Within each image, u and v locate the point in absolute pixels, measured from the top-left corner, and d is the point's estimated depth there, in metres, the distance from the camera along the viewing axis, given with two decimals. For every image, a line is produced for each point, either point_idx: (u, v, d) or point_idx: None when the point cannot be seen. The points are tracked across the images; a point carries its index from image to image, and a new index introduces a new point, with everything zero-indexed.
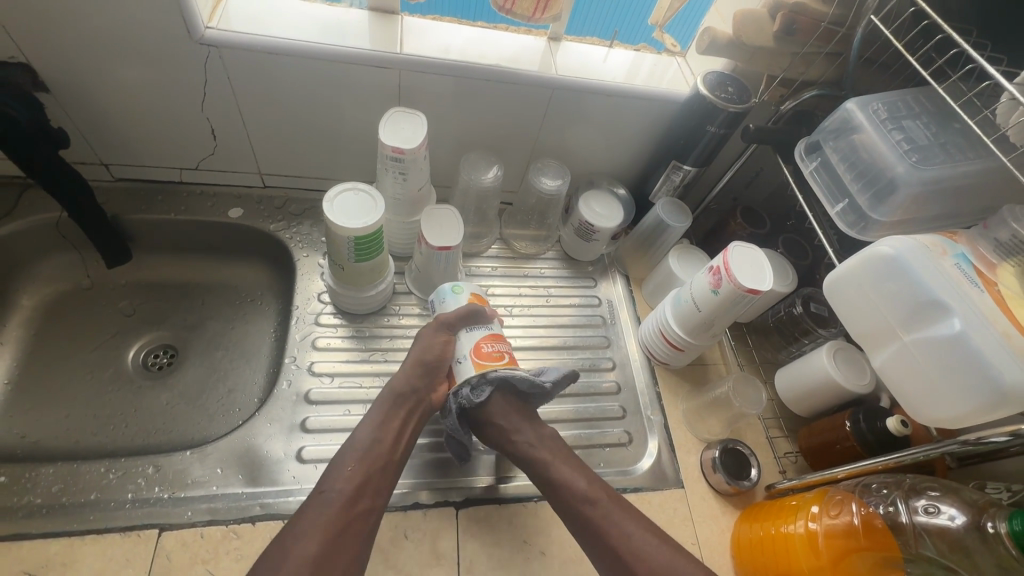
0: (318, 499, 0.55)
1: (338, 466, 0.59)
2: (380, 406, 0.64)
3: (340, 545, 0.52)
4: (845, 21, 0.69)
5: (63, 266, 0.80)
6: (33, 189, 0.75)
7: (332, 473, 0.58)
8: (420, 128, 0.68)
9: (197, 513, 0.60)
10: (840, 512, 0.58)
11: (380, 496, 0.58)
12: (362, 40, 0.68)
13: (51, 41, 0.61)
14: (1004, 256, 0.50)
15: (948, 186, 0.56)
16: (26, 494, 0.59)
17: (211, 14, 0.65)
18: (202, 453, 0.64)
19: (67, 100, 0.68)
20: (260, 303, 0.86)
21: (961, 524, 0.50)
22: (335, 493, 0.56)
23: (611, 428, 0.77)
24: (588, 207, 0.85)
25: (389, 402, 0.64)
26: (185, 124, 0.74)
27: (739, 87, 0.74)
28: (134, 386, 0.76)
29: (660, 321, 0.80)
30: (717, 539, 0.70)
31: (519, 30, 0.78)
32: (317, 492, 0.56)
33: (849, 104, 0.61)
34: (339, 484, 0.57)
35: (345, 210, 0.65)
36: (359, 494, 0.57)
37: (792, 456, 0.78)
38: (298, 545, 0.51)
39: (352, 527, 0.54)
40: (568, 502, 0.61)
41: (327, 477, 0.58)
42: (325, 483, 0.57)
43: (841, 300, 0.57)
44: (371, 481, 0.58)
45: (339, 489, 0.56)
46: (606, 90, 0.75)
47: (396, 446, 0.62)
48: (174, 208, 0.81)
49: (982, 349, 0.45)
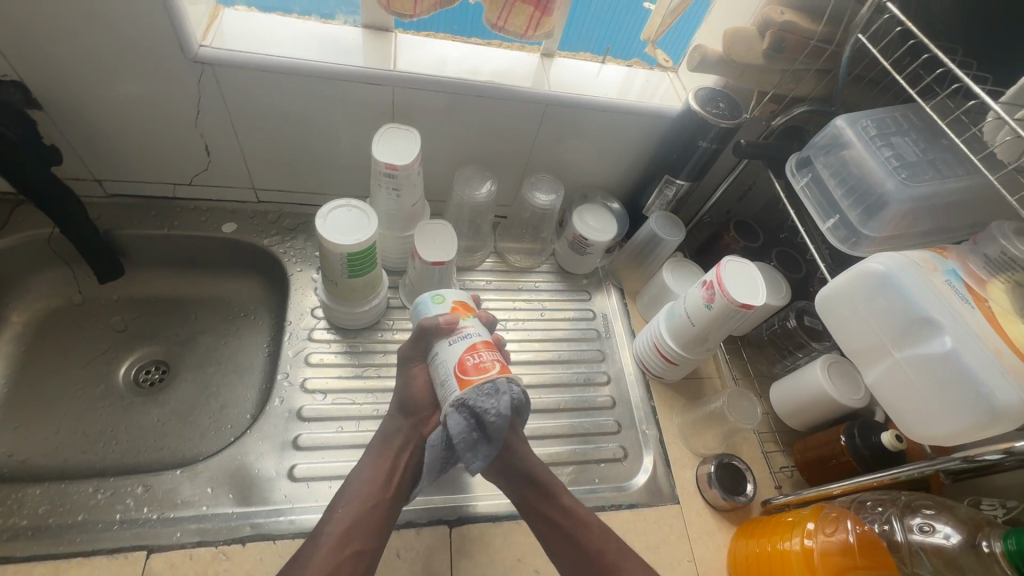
0: (315, 543, 0.56)
1: (334, 509, 0.59)
2: (371, 448, 0.64)
3: None
4: (834, 38, 0.70)
5: (55, 282, 0.79)
6: (25, 206, 0.75)
7: (324, 518, 0.58)
8: (414, 145, 0.68)
9: (186, 534, 0.60)
10: (835, 530, 0.57)
11: (375, 535, 0.57)
12: (355, 58, 0.69)
13: (46, 60, 0.61)
14: (994, 273, 0.51)
15: (937, 202, 0.57)
16: (12, 515, 0.58)
17: (206, 32, 0.65)
18: (193, 472, 0.64)
19: (61, 117, 0.68)
20: (253, 318, 0.86)
21: (957, 543, 0.50)
22: (330, 536, 0.56)
23: (606, 444, 0.77)
24: (581, 220, 0.85)
25: (378, 444, 0.64)
26: (178, 140, 0.74)
27: (731, 103, 0.75)
28: (124, 403, 0.76)
29: (656, 335, 0.80)
30: (713, 557, 0.69)
31: (512, 47, 0.79)
32: (316, 538, 0.56)
33: (838, 121, 0.62)
34: (335, 528, 0.56)
35: (338, 227, 0.65)
36: (352, 535, 0.56)
37: (788, 470, 0.78)
38: None
39: (341, 569, 0.54)
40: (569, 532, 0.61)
41: (324, 521, 0.58)
42: (322, 528, 0.57)
43: (833, 316, 0.57)
44: (364, 522, 0.57)
45: (334, 533, 0.56)
46: (599, 106, 0.76)
47: (391, 485, 0.61)
48: (168, 223, 0.81)
49: (974, 367, 0.45)
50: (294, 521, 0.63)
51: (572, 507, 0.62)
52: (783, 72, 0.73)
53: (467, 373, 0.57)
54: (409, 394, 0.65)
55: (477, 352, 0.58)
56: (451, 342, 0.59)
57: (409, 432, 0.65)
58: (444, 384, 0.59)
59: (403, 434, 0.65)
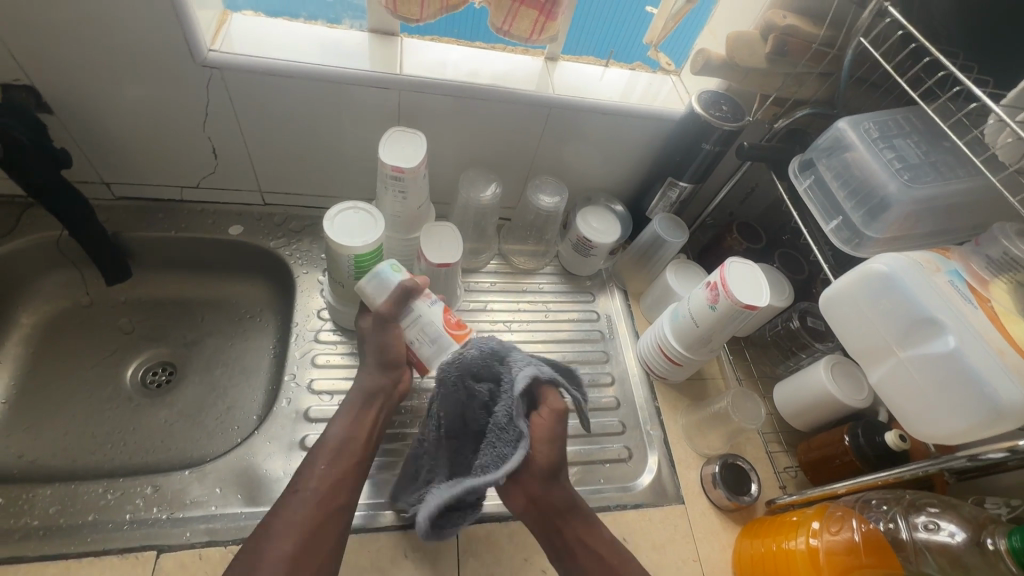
0: (294, 497, 0.54)
1: (313, 462, 0.58)
2: (351, 404, 0.63)
3: (317, 543, 0.52)
4: (836, 42, 0.70)
5: (64, 285, 0.80)
6: (34, 209, 0.76)
7: (306, 472, 0.57)
8: (420, 148, 0.69)
9: (195, 534, 0.60)
10: (840, 529, 0.57)
11: (351, 491, 0.57)
12: (362, 61, 0.70)
13: (57, 64, 0.62)
14: (997, 273, 0.51)
15: (940, 204, 0.57)
16: (23, 516, 0.58)
17: (215, 37, 0.66)
18: (201, 473, 0.64)
19: (71, 121, 0.69)
20: (259, 320, 0.86)
21: (961, 541, 0.50)
22: (312, 490, 0.55)
23: (611, 444, 0.77)
24: (586, 222, 0.85)
25: (359, 402, 0.63)
26: (186, 144, 0.74)
27: (734, 106, 0.75)
28: (131, 404, 0.76)
29: (660, 336, 0.80)
30: (719, 557, 0.70)
31: (516, 50, 0.79)
32: (293, 491, 0.55)
33: (841, 124, 0.62)
34: (315, 481, 0.56)
35: (345, 229, 0.66)
36: (333, 489, 0.56)
37: (792, 471, 0.78)
38: (272, 544, 0.50)
39: (328, 523, 0.53)
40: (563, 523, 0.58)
41: (301, 475, 0.57)
42: (300, 482, 0.56)
43: (837, 316, 0.58)
44: (342, 478, 0.57)
45: (315, 486, 0.55)
46: (603, 109, 0.77)
47: (368, 442, 0.61)
48: (175, 226, 0.82)
49: (977, 366, 0.46)
50: None
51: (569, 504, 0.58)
52: (785, 76, 0.73)
53: (454, 328, 0.65)
54: (385, 350, 0.65)
55: (451, 313, 0.67)
56: (427, 303, 0.65)
57: (387, 391, 0.65)
58: (433, 343, 0.65)
59: (381, 390, 0.64)
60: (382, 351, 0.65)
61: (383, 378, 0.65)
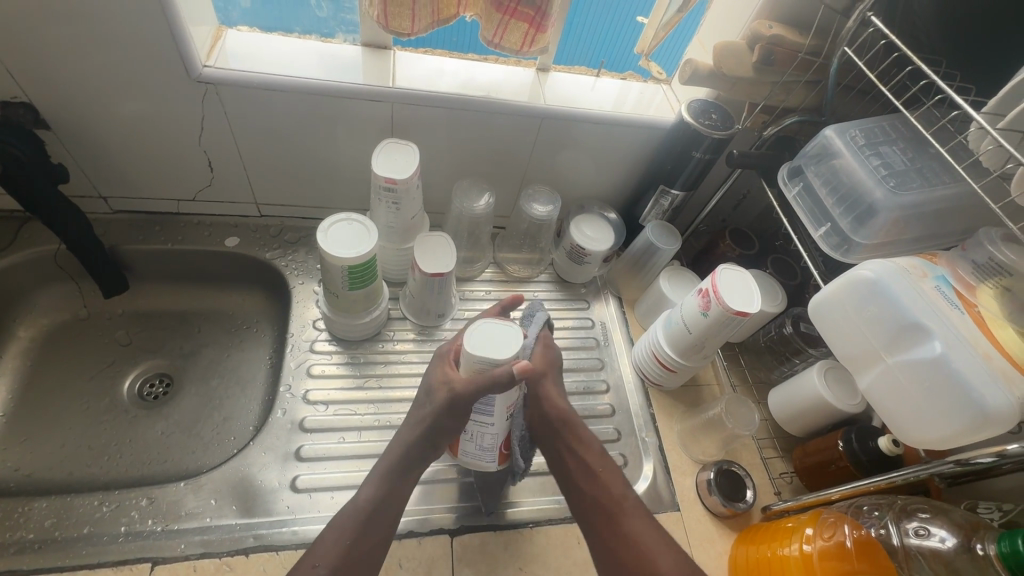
0: (309, 573, 0.53)
1: (333, 533, 0.56)
2: (383, 466, 0.61)
3: None
4: (822, 51, 0.71)
5: (61, 298, 0.81)
6: (32, 223, 0.77)
7: (322, 542, 0.56)
8: (414, 158, 0.69)
9: (190, 546, 0.60)
10: (833, 534, 0.57)
11: (370, 568, 0.56)
12: (355, 75, 0.71)
13: (55, 81, 0.63)
14: (984, 278, 0.51)
15: (927, 209, 0.58)
16: (18, 529, 0.59)
17: (209, 52, 0.67)
18: (196, 484, 0.64)
19: (67, 137, 0.70)
20: (256, 330, 0.87)
21: (952, 546, 0.51)
22: (327, 569, 0.54)
23: (606, 451, 0.77)
24: (579, 230, 0.86)
25: (399, 467, 0.61)
26: (181, 157, 0.75)
27: (723, 115, 0.76)
28: (128, 416, 0.76)
29: (653, 343, 0.81)
30: (714, 564, 0.69)
31: (508, 61, 0.80)
32: (309, 564, 0.54)
33: (828, 131, 0.63)
34: (333, 558, 0.54)
35: (338, 240, 0.66)
36: (348, 570, 0.54)
37: (787, 476, 0.78)
38: None
39: None
40: (579, 454, 0.65)
41: (319, 546, 0.55)
42: (316, 555, 0.54)
43: (827, 323, 0.58)
44: (360, 552, 0.56)
45: (331, 564, 0.54)
46: (594, 118, 0.78)
47: (397, 513, 0.60)
48: (172, 238, 0.82)
49: (962, 371, 0.46)
50: (298, 533, 0.63)
51: (558, 389, 0.69)
52: (773, 84, 0.74)
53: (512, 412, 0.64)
54: (433, 426, 0.62)
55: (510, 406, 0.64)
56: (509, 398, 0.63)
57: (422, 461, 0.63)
58: (482, 446, 0.65)
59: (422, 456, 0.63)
60: (431, 427, 0.62)
61: (425, 451, 0.63)
